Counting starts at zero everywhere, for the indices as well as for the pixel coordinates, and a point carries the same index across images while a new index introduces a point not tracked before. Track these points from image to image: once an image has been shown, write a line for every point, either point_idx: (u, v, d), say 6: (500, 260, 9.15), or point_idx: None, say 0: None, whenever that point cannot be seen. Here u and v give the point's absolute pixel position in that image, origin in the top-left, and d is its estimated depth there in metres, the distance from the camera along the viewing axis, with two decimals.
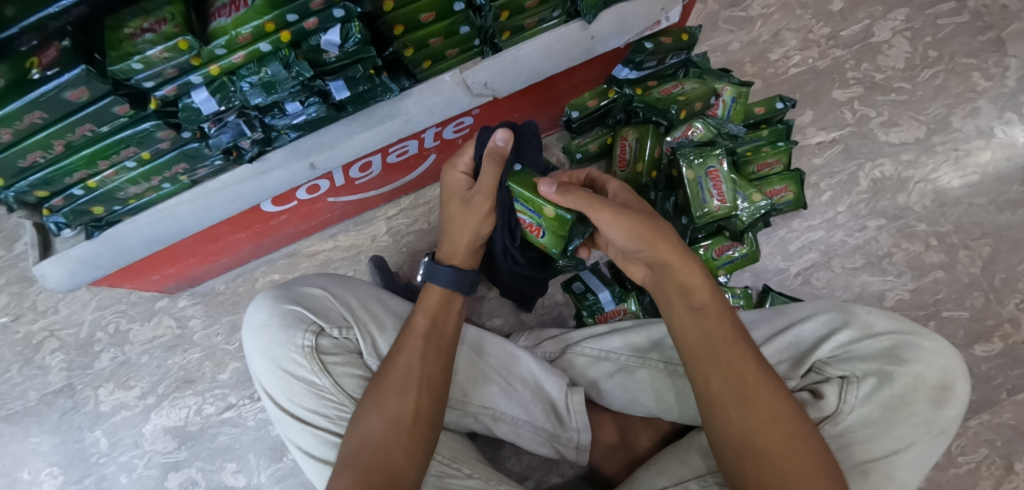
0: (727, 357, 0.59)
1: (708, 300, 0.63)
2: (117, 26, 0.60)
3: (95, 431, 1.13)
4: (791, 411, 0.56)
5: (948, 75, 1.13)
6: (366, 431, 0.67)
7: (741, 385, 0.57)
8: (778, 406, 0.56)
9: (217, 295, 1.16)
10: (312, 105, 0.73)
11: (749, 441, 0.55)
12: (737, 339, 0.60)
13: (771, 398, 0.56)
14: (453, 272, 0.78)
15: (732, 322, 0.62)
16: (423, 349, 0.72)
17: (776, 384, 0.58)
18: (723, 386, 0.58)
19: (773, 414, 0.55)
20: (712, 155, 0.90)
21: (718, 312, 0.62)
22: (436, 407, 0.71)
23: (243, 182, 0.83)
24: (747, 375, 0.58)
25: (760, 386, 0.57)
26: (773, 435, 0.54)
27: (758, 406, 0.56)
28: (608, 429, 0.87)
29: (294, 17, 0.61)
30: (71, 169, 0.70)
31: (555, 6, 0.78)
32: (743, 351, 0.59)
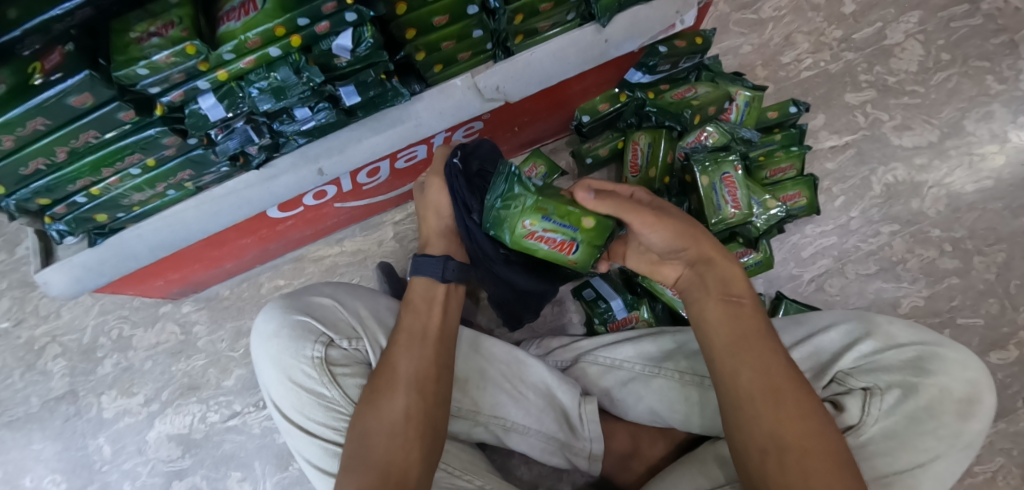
0: (758, 349, 0.58)
1: (742, 296, 0.63)
2: (122, 30, 0.59)
3: (98, 438, 1.12)
4: (819, 411, 0.54)
5: (962, 78, 1.11)
6: (364, 434, 0.65)
7: (769, 378, 0.56)
8: (807, 403, 0.54)
9: (221, 300, 1.15)
10: (322, 110, 0.72)
11: (774, 436, 0.53)
12: (769, 334, 0.60)
13: (799, 394, 0.55)
14: (434, 259, 0.78)
15: (763, 319, 0.62)
16: (415, 345, 0.71)
17: (804, 383, 0.56)
18: (751, 377, 0.56)
19: (801, 410, 0.53)
20: (726, 160, 0.88)
21: (750, 308, 0.62)
22: (431, 404, 0.68)
23: (250, 187, 0.81)
24: (776, 369, 0.56)
25: (789, 381, 0.55)
26: (798, 433, 0.52)
27: (786, 399, 0.54)
28: (620, 439, 0.85)
29: (306, 21, 0.60)
30: (74, 176, 0.69)
31: (570, 9, 0.76)
32: (773, 347, 0.59)
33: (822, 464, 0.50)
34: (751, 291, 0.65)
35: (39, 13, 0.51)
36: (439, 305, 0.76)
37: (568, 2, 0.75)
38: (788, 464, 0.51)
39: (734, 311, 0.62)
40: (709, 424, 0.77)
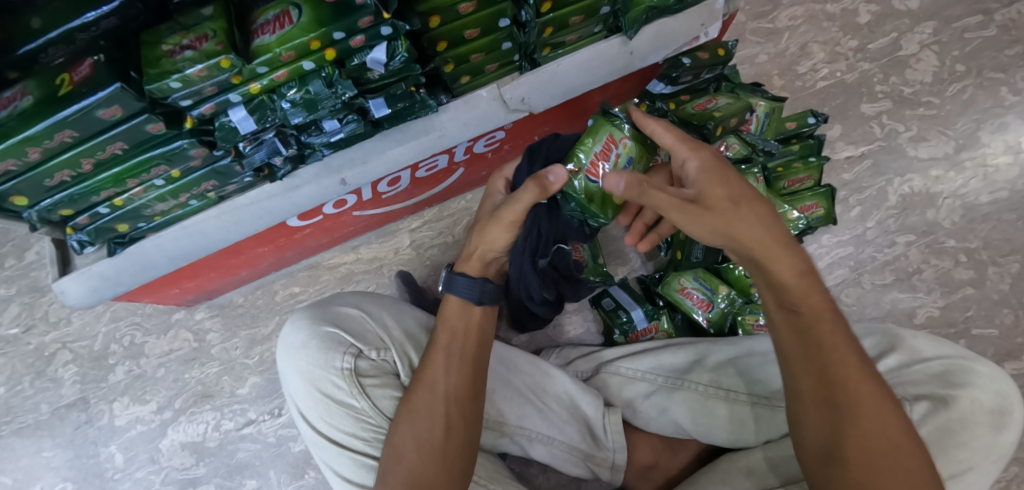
0: (821, 357, 0.55)
1: (805, 303, 0.57)
2: (153, 42, 0.58)
3: (110, 445, 1.11)
4: (886, 435, 0.51)
5: (976, 89, 1.12)
6: (400, 447, 0.67)
7: (831, 392, 0.54)
8: (876, 425, 0.52)
9: (235, 308, 1.14)
10: (350, 122, 0.72)
11: (832, 453, 0.53)
12: (836, 340, 0.55)
13: (867, 416, 0.52)
14: (470, 282, 0.75)
15: (838, 324, 0.56)
16: (450, 360, 0.71)
17: (877, 401, 0.53)
18: (812, 386, 0.55)
19: (863, 434, 0.52)
20: (750, 172, 0.90)
21: (822, 314, 0.57)
22: (468, 420, 0.69)
23: (272, 198, 0.81)
24: (839, 385, 0.54)
25: (854, 402, 0.53)
26: (856, 456, 0.51)
27: (848, 418, 0.52)
28: (642, 449, 0.84)
29: (341, 35, 0.60)
30: (98, 187, 0.68)
31: (599, 21, 0.78)
32: (842, 357, 0.54)
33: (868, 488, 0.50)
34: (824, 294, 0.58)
35: (62, 23, 0.52)
36: (473, 319, 0.75)
37: (597, 14, 0.76)
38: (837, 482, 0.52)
39: (795, 314, 0.57)
40: (733, 438, 0.77)
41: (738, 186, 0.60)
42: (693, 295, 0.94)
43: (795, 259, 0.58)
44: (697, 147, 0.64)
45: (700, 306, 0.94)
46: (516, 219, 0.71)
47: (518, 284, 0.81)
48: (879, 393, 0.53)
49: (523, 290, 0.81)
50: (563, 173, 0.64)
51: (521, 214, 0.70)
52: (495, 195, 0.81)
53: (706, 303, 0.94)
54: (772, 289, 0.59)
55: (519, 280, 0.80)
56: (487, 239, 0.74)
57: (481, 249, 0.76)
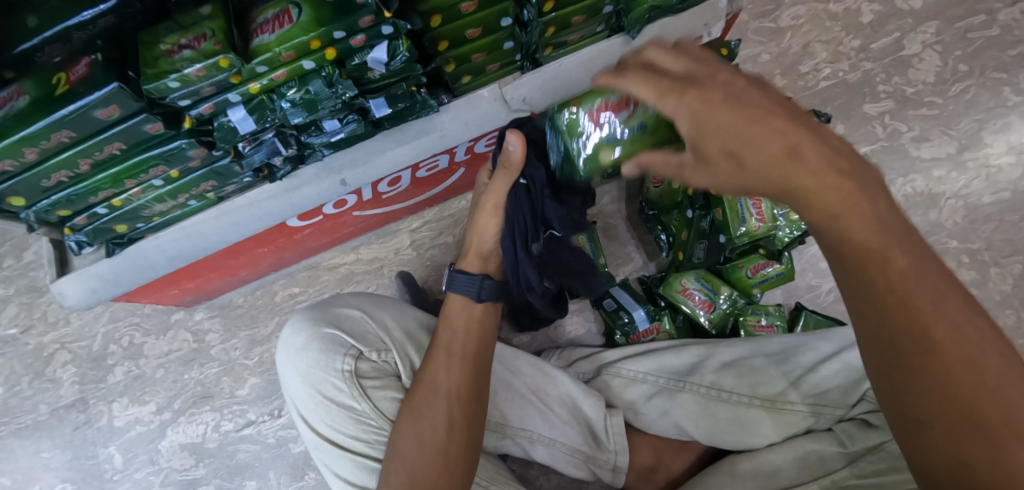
0: (899, 336, 0.42)
1: (867, 247, 0.41)
2: (151, 42, 0.58)
3: (110, 447, 1.11)
4: (996, 436, 0.40)
5: (979, 89, 1.11)
6: (404, 447, 0.67)
7: (908, 385, 0.43)
8: (976, 424, 0.40)
9: (234, 308, 1.13)
10: (350, 123, 0.71)
11: (920, 464, 0.44)
12: (916, 304, 0.41)
13: (960, 412, 0.41)
14: (468, 278, 0.76)
15: (917, 278, 0.41)
16: (452, 360, 0.71)
17: (976, 392, 0.41)
18: (885, 375, 0.44)
19: (956, 437, 0.41)
20: None
21: (891, 269, 0.41)
22: (472, 420, 0.69)
23: (272, 198, 0.80)
24: (920, 375, 0.42)
25: (948, 396, 0.41)
26: (947, 468, 0.42)
27: (935, 418, 0.42)
28: (644, 452, 0.83)
29: (341, 34, 0.59)
30: (96, 188, 0.67)
31: (601, 20, 0.77)
32: (927, 328, 0.41)
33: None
34: (891, 229, 0.41)
35: (58, 22, 0.51)
36: (474, 316, 0.75)
37: (600, 14, 0.76)
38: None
39: (855, 268, 0.42)
40: (736, 441, 0.76)
41: (742, 106, 0.41)
42: (695, 296, 0.94)
43: (842, 183, 0.40)
44: (669, 94, 0.43)
45: (701, 307, 0.94)
46: (499, 201, 0.76)
47: (517, 277, 0.76)
48: (983, 377, 0.41)
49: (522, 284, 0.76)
50: (522, 144, 0.69)
51: (503, 197, 0.75)
52: (482, 182, 0.83)
53: (708, 304, 0.94)
54: (819, 230, 0.43)
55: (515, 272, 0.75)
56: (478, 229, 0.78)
57: (475, 244, 0.80)
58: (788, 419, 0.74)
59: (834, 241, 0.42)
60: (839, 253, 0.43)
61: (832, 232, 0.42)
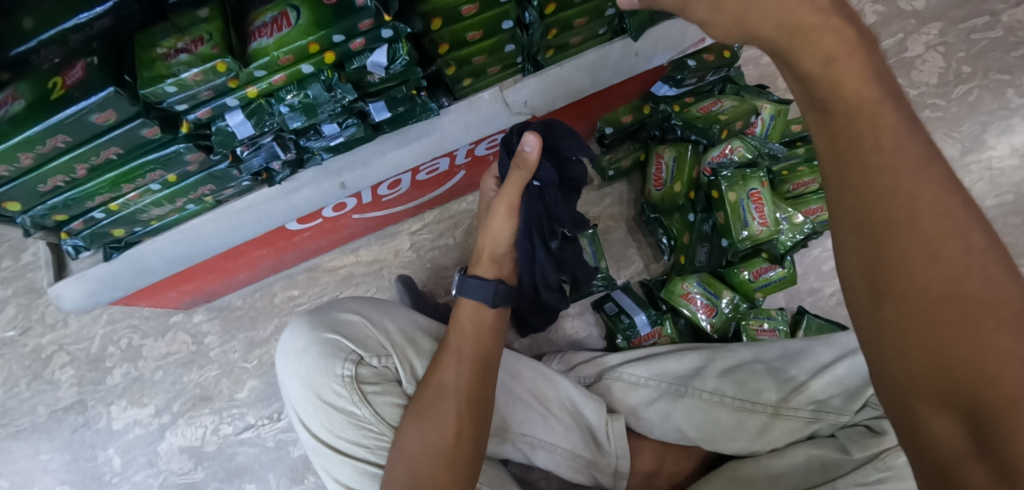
0: (883, 212, 0.35)
1: (853, 98, 0.35)
2: (148, 45, 0.57)
3: (109, 449, 1.10)
4: (989, 339, 0.33)
5: (982, 91, 1.11)
6: (409, 451, 0.66)
7: (890, 280, 0.35)
8: (966, 324, 0.33)
9: (233, 310, 1.13)
10: (349, 126, 0.71)
11: (897, 388, 0.36)
12: (903, 170, 0.34)
13: (949, 311, 0.33)
14: (481, 283, 0.76)
15: (907, 141, 0.35)
16: (462, 365, 0.71)
17: (968, 284, 0.33)
18: (862, 271, 0.36)
19: (941, 343, 0.34)
20: (754, 177, 0.87)
21: (879, 125, 0.35)
22: (478, 426, 0.69)
23: (271, 201, 0.80)
24: (904, 265, 0.34)
25: (937, 289, 0.34)
26: (931, 387, 0.34)
27: (918, 320, 0.34)
28: (646, 457, 0.82)
29: (340, 38, 0.59)
30: (93, 192, 0.67)
31: (604, 22, 0.77)
32: (916, 199, 0.34)
33: (956, 443, 0.34)
34: (881, 81, 0.35)
35: (55, 24, 0.50)
36: (485, 321, 0.75)
37: (602, 16, 0.75)
38: (921, 445, 0.35)
39: (838, 123, 0.36)
40: (738, 446, 0.76)
41: None
42: (697, 301, 0.93)
43: (837, 27, 0.35)
44: None
45: (703, 311, 0.93)
46: (513, 202, 0.73)
47: (532, 273, 0.79)
48: (975, 268, 0.33)
49: (539, 279, 0.79)
50: (539, 143, 0.67)
51: (516, 200, 0.72)
52: (489, 192, 0.81)
53: (710, 308, 0.93)
54: (801, 81, 0.37)
55: (531, 268, 0.78)
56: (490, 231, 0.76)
57: (489, 247, 0.78)
58: (791, 425, 0.74)
59: (818, 93, 0.36)
60: (824, 108, 0.36)
61: (818, 81, 0.36)
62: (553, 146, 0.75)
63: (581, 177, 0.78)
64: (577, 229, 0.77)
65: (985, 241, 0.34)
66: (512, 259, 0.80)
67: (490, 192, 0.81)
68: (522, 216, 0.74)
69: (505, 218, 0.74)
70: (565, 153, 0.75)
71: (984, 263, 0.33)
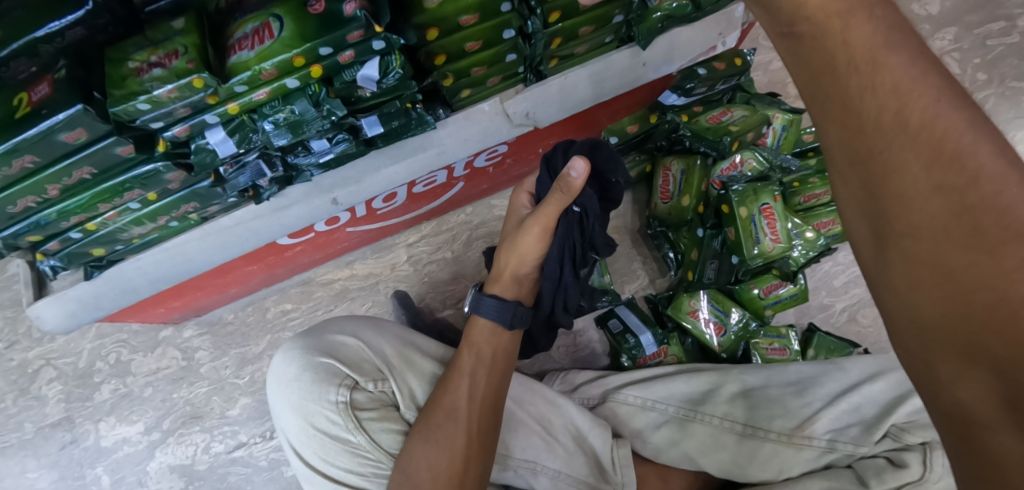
0: (871, 142, 0.32)
1: (817, 12, 0.32)
2: (120, 59, 0.53)
3: (97, 467, 1.07)
4: (1011, 281, 0.28)
5: (998, 99, 1.07)
6: (416, 476, 0.63)
7: (888, 218, 0.32)
8: (979, 264, 0.29)
9: (225, 325, 1.10)
10: (340, 142, 0.67)
11: (912, 339, 0.33)
12: (886, 81, 0.31)
13: (959, 252, 0.30)
14: (498, 303, 0.71)
15: (890, 50, 0.31)
16: (473, 385, 0.68)
17: (978, 219, 0.29)
18: (859, 211, 0.34)
19: (951, 279, 0.30)
20: (766, 191, 0.85)
21: (854, 43, 0.31)
22: (486, 451, 0.66)
23: (259, 218, 0.76)
24: (900, 199, 0.31)
25: (942, 226, 0.30)
26: (948, 340, 0.31)
27: (926, 264, 0.31)
28: (653, 484, 0.79)
29: (328, 50, 0.55)
30: (69, 212, 0.63)
31: (611, 30, 0.73)
32: (903, 113, 0.31)
33: (985, 409, 0.30)
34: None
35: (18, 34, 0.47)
36: (501, 344, 0.72)
37: (609, 24, 0.72)
38: (947, 410, 0.32)
39: (807, 47, 0.33)
40: (750, 475, 0.72)
41: None
42: (705, 317, 0.91)
43: None
44: None
45: (712, 329, 0.90)
46: (548, 224, 0.68)
47: (554, 298, 0.75)
48: (986, 197, 0.29)
49: (559, 303, 0.76)
50: (586, 169, 0.64)
51: (553, 220, 0.68)
52: (520, 209, 0.77)
53: (719, 326, 0.90)
54: (765, 7, 0.34)
55: (555, 293, 0.74)
56: (518, 250, 0.71)
57: (513, 265, 0.73)
58: (806, 455, 0.71)
59: (782, 14, 0.33)
60: (792, 31, 0.33)
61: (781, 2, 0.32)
62: (597, 169, 0.72)
63: (617, 198, 0.77)
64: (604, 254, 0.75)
65: (998, 161, 0.29)
66: (535, 280, 0.76)
67: (520, 209, 0.77)
68: (556, 237, 0.70)
69: (536, 238, 0.70)
70: (607, 176, 0.73)
71: (997, 190, 0.29)
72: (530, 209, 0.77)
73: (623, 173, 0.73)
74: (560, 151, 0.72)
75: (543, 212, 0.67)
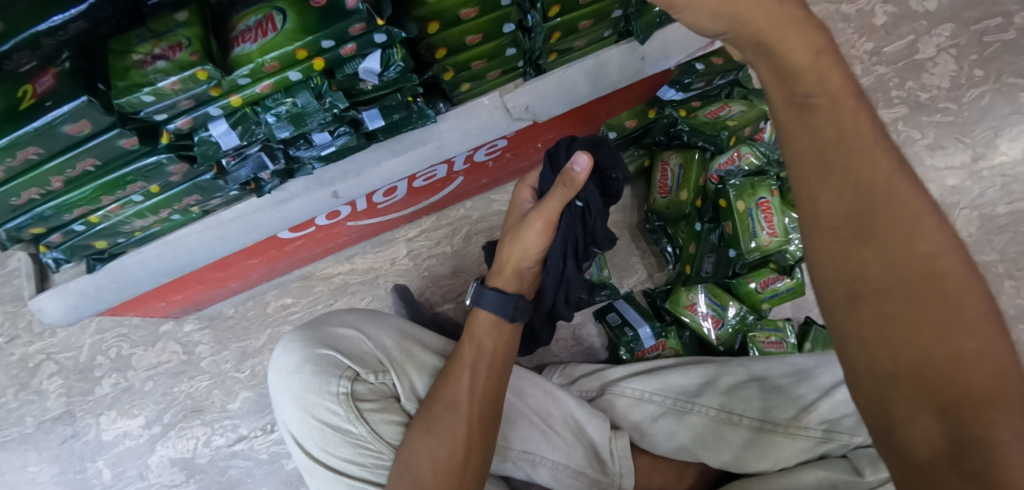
0: (858, 211, 0.37)
1: (829, 96, 0.37)
2: (123, 51, 0.53)
3: (98, 461, 1.07)
4: (961, 338, 0.35)
5: (995, 95, 1.08)
6: (417, 469, 0.63)
7: (863, 274, 0.37)
8: (939, 320, 0.35)
9: (226, 319, 1.10)
10: (341, 135, 0.68)
11: (872, 382, 0.37)
12: (871, 164, 0.37)
13: (922, 308, 0.35)
14: (500, 296, 0.72)
15: (876, 143, 0.37)
16: (474, 378, 0.68)
17: (936, 283, 0.36)
18: (833, 267, 0.38)
19: (918, 332, 0.35)
20: (763, 185, 0.87)
21: (851, 129, 0.37)
22: (487, 443, 0.66)
23: (260, 212, 0.77)
24: (875, 259, 0.37)
25: (908, 287, 0.36)
26: (910, 382, 0.35)
27: (894, 318, 0.36)
28: (650, 475, 0.79)
29: (330, 43, 0.55)
30: (72, 204, 0.63)
31: (610, 25, 0.74)
32: (883, 190, 0.37)
33: (933, 449, 0.35)
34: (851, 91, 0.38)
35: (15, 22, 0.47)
36: (502, 338, 0.72)
37: (608, 19, 0.72)
38: (902, 449, 0.36)
39: (817, 121, 0.38)
40: (745, 464, 0.73)
41: None
42: (703, 312, 0.91)
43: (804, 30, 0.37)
44: None
45: (710, 322, 0.91)
46: (552, 218, 0.69)
47: (557, 291, 0.77)
48: (941, 267, 0.36)
49: (560, 295, 0.77)
50: (589, 164, 0.64)
51: (555, 214, 0.68)
52: (523, 203, 0.78)
53: (716, 320, 0.91)
54: (782, 78, 0.38)
55: (557, 285, 0.76)
56: (519, 244, 0.72)
57: (515, 259, 0.73)
58: (801, 444, 0.71)
59: (801, 86, 0.38)
60: (806, 102, 0.38)
61: (805, 72, 0.37)
62: (600, 165, 0.73)
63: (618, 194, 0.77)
64: (605, 247, 0.76)
65: (948, 242, 0.36)
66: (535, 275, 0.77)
67: (522, 204, 0.78)
68: (559, 232, 0.71)
69: (538, 232, 0.70)
70: (608, 172, 0.74)
71: (949, 263, 0.36)
72: (532, 204, 0.78)
73: (623, 169, 0.74)
74: (562, 147, 0.72)
75: (545, 205, 0.68)
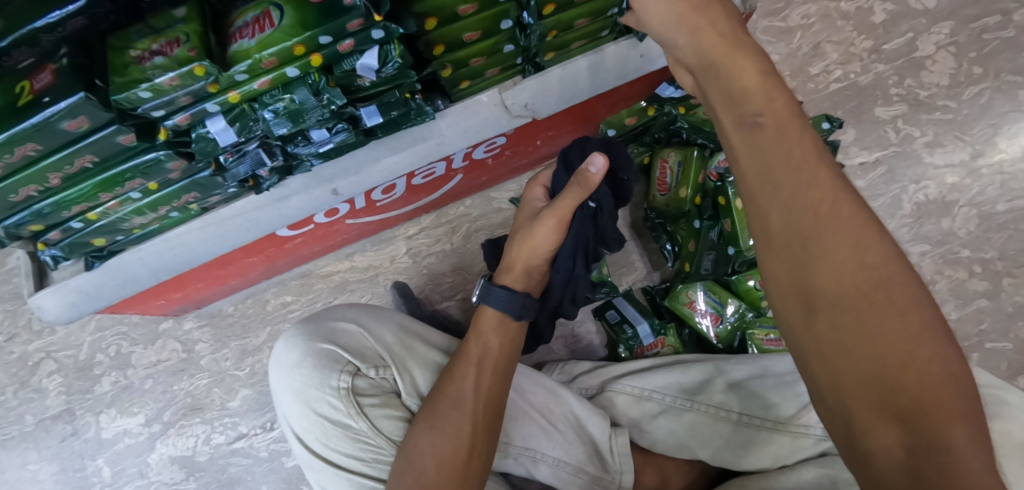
0: (809, 225, 0.35)
1: (775, 117, 0.38)
2: (122, 48, 0.54)
3: (98, 459, 1.07)
4: (913, 345, 0.33)
5: (994, 93, 1.08)
6: (419, 466, 0.62)
7: (816, 288, 0.35)
8: (892, 329, 0.33)
9: (225, 317, 1.10)
10: (340, 131, 0.68)
11: (831, 394, 0.35)
12: (815, 177, 0.36)
13: (876, 319, 0.34)
14: (506, 294, 0.72)
15: (818, 159, 0.37)
16: (475, 374, 0.68)
17: (886, 293, 0.34)
18: (788, 282, 0.37)
19: (873, 343, 0.33)
20: None
21: (795, 147, 0.37)
22: (488, 441, 0.66)
23: (259, 209, 0.77)
24: (828, 272, 0.35)
25: (861, 296, 0.34)
26: (868, 395, 0.33)
27: (847, 333, 0.34)
28: (650, 473, 0.79)
29: (328, 39, 0.55)
30: (71, 201, 0.63)
31: (608, 23, 0.74)
32: (829, 202, 0.35)
33: (894, 459, 0.33)
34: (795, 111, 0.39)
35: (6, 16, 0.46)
36: (506, 335, 0.72)
37: (606, 16, 0.72)
38: (866, 462, 0.34)
39: (766, 139, 0.38)
40: (743, 461, 0.73)
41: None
42: (702, 309, 0.92)
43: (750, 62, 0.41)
44: None
45: (707, 318, 0.92)
46: (565, 217, 0.69)
47: (564, 288, 0.79)
48: (890, 278, 0.34)
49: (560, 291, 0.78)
50: (605, 165, 0.66)
51: (568, 213, 0.69)
52: (534, 201, 0.78)
53: (715, 317, 0.91)
54: (731, 102, 0.40)
55: (565, 283, 0.77)
56: (527, 242, 0.72)
57: (524, 257, 0.73)
58: (800, 442, 0.71)
59: (750, 107, 0.39)
60: (754, 123, 0.39)
61: (755, 95, 0.39)
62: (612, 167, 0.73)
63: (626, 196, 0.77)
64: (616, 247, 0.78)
65: (890, 251, 0.35)
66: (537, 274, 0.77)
67: (531, 203, 0.78)
68: (572, 233, 0.72)
69: (539, 229, 0.71)
70: (620, 174, 0.74)
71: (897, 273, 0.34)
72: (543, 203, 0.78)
73: (633, 171, 0.74)
74: (576, 150, 0.73)
75: (558, 204, 0.68)
